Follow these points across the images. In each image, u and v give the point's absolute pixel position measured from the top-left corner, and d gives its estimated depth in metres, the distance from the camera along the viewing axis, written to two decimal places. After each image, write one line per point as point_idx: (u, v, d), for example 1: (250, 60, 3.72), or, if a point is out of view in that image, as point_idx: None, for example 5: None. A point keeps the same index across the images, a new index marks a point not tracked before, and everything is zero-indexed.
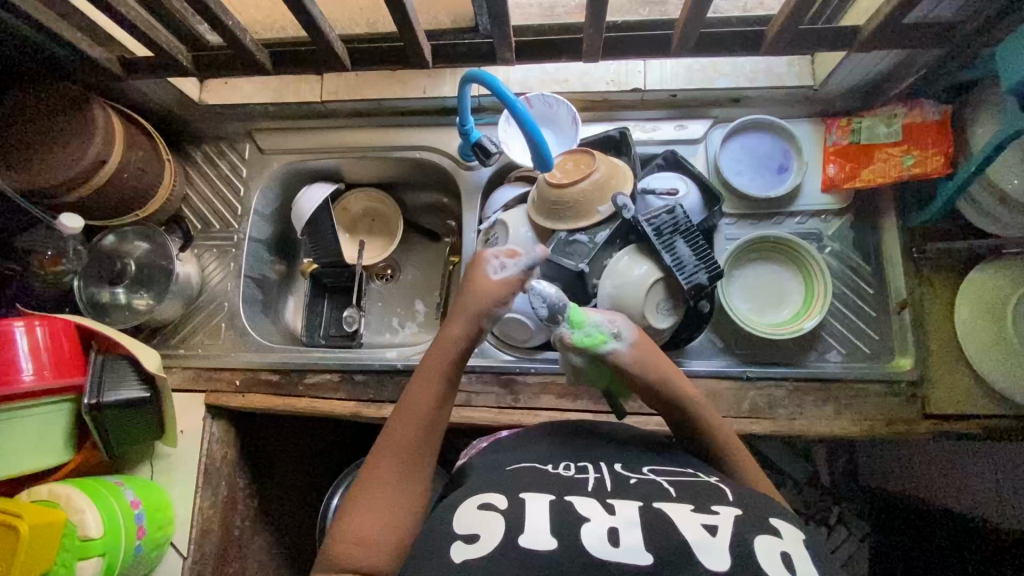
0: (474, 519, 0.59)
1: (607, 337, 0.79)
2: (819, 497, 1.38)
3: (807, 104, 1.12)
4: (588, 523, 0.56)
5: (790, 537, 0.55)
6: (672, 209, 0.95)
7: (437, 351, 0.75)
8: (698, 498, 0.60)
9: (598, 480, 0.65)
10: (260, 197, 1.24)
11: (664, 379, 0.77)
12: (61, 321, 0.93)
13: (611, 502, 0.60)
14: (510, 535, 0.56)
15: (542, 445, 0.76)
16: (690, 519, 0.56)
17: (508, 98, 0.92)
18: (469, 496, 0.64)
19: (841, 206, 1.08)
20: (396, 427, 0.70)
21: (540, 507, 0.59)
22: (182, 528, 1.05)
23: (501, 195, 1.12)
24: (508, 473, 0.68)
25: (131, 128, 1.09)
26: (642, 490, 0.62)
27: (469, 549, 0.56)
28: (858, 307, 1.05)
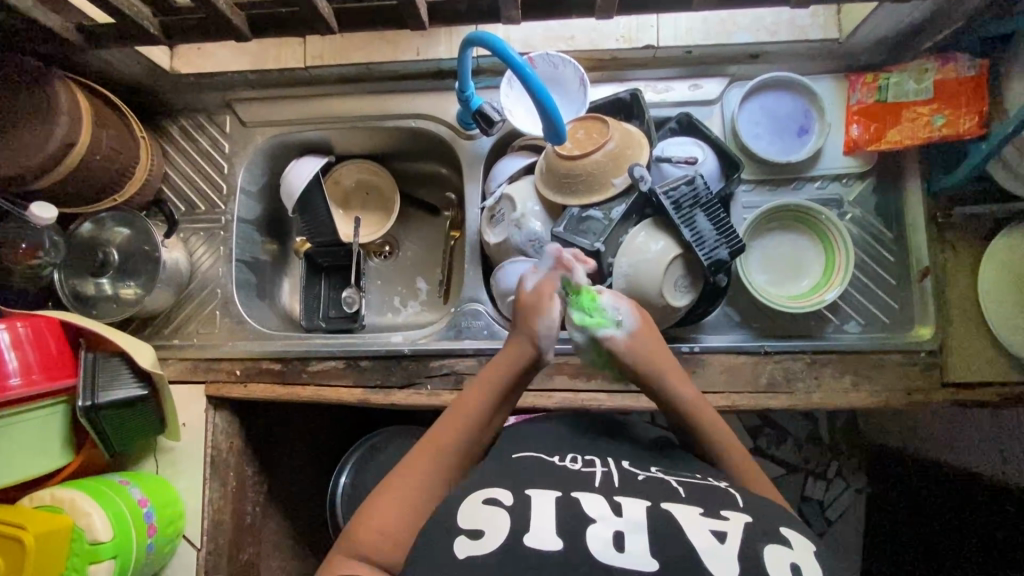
0: (478, 512, 0.56)
1: (607, 322, 0.77)
2: (820, 453, 1.33)
3: (830, 59, 1.05)
4: (594, 524, 0.55)
5: (801, 546, 0.54)
6: (691, 180, 0.90)
7: (499, 364, 0.74)
8: (706, 501, 0.58)
9: (605, 475, 0.63)
10: (246, 173, 1.16)
11: (658, 371, 0.76)
12: (44, 320, 0.88)
13: (619, 502, 0.58)
14: (516, 534, 0.54)
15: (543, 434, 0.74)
16: (698, 523, 0.54)
17: (516, 61, 0.84)
18: (472, 491, 0.60)
19: (863, 169, 1.03)
20: (442, 426, 0.68)
21: (546, 504, 0.57)
22: (194, 521, 1.03)
23: (505, 166, 1.05)
24: (512, 463, 0.65)
25: (98, 103, 0.99)
26: (652, 489, 0.60)
27: (474, 545, 0.54)
28: (878, 275, 1.02)
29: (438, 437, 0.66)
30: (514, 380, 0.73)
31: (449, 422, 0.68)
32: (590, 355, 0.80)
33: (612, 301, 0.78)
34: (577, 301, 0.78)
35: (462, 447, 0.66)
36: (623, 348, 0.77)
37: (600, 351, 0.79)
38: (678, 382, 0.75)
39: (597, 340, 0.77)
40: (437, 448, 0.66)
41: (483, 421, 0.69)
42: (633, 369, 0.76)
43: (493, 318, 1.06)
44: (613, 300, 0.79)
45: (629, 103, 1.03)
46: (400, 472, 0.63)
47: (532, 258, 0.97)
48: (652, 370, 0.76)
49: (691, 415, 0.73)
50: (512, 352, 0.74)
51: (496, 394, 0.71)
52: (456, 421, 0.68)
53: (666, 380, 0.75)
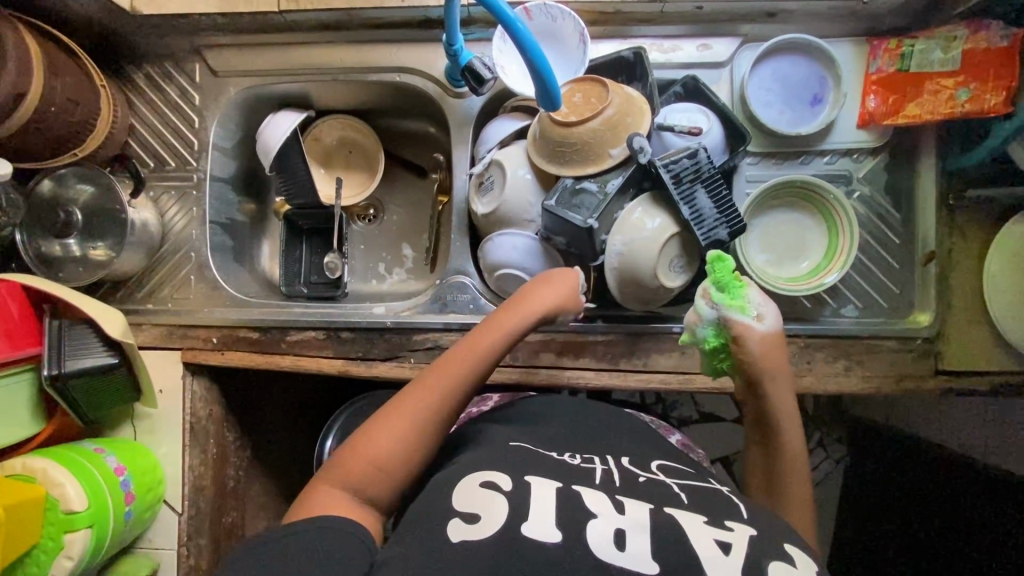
0: (475, 498, 0.61)
1: (748, 311, 0.76)
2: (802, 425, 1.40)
3: (853, 20, 0.97)
4: (596, 520, 0.57)
5: (804, 563, 0.55)
6: (694, 152, 0.83)
7: (496, 323, 0.76)
8: (711, 511, 0.61)
9: (606, 474, 0.67)
10: (219, 129, 1.08)
11: (769, 379, 0.76)
12: (3, 285, 0.84)
13: (622, 501, 0.61)
14: (515, 522, 0.57)
15: (568, 422, 0.80)
16: (698, 529, 0.57)
17: (506, 15, 0.75)
18: (472, 471, 0.65)
19: (876, 144, 0.96)
20: (439, 374, 0.71)
21: (545, 495, 0.61)
22: (174, 486, 1.02)
23: (495, 130, 0.98)
24: (513, 452, 0.70)
25: (50, 47, 0.90)
26: (652, 492, 0.64)
27: (468, 530, 0.57)
28: (882, 258, 0.98)
29: (414, 395, 0.69)
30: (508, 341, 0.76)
31: (435, 379, 0.71)
32: (706, 338, 0.78)
33: (759, 296, 0.77)
34: (724, 283, 0.77)
35: (436, 408, 0.69)
36: (745, 352, 0.76)
37: (726, 334, 0.77)
38: (779, 395, 0.76)
39: (729, 323, 0.76)
40: (413, 405, 0.68)
41: (461, 382, 0.71)
42: (745, 372, 0.76)
43: (480, 292, 1.02)
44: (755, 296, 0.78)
45: (631, 62, 0.97)
46: (395, 409, 0.68)
47: (522, 231, 0.93)
48: (764, 375, 0.76)
49: (781, 423, 0.76)
50: (509, 313, 0.78)
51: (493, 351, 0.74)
52: (442, 378, 0.71)
53: (773, 390, 0.76)
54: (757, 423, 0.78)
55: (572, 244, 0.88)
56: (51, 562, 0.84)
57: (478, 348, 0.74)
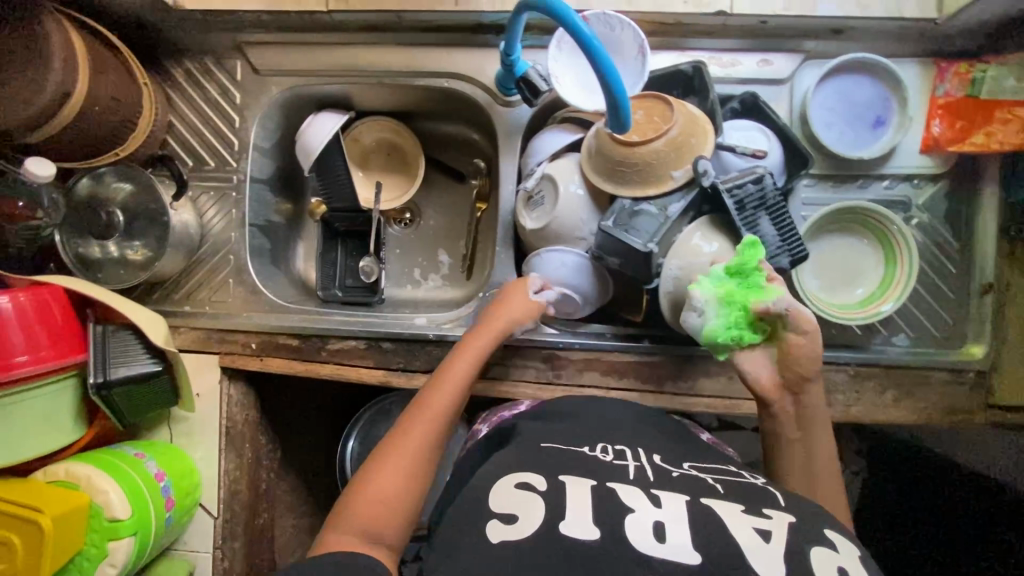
0: (512, 499, 0.60)
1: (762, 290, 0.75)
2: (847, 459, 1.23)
3: (922, 41, 0.93)
4: (634, 514, 0.56)
5: (848, 548, 0.54)
6: (760, 178, 0.80)
7: (470, 348, 0.85)
8: (748, 498, 0.60)
9: (639, 470, 0.65)
10: (260, 129, 1.05)
11: (816, 379, 0.74)
12: (48, 289, 0.81)
13: (657, 495, 0.60)
14: (550, 521, 0.56)
15: (599, 421, 0.77)
16: (739, 520, 0.56)
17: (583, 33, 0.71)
18: (505, 475, 0.64)
19: (938, 170, 0.94)
20: (429, 398, 0.77)
21: (580, 492, 0.60)
22: (210, 489, 1.02)
23: (545, 143, 0.95)
24: (538, 453, 0.68)
25: (93, 42, 0.87)
26: (688, 485, 0.62)
27: (507, 530, 0.57)
28: (937, 287, 0.96)
29: (409, 426, 0.73)
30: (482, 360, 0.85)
31: (426, 403, 0.77)
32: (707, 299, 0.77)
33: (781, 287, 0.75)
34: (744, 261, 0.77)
35: (434, 432, 0.74)
36: (801, 343, 0.73)
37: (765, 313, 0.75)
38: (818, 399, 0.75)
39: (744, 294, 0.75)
40: (409, 435, 0.72)
41: (449, 406, 0.77)
42: (797, 369, 0.73)
43: None
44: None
45: (689, 76, 0.94)
46: (395, 439, 0.72)
47: (570, 248, 0.91)
48: (811, 378, 0.74)
49: (818, 428, 0.75)
50: (482, 336, 0.87)
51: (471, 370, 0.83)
52: (432, 400, 0.77)
53: (814, 392, 0.74)
54: (797, 425, 0.75)
55: (626, 265, 0.86)
56: (94, 570, 0.83)
57: (460, 376, 0.81)
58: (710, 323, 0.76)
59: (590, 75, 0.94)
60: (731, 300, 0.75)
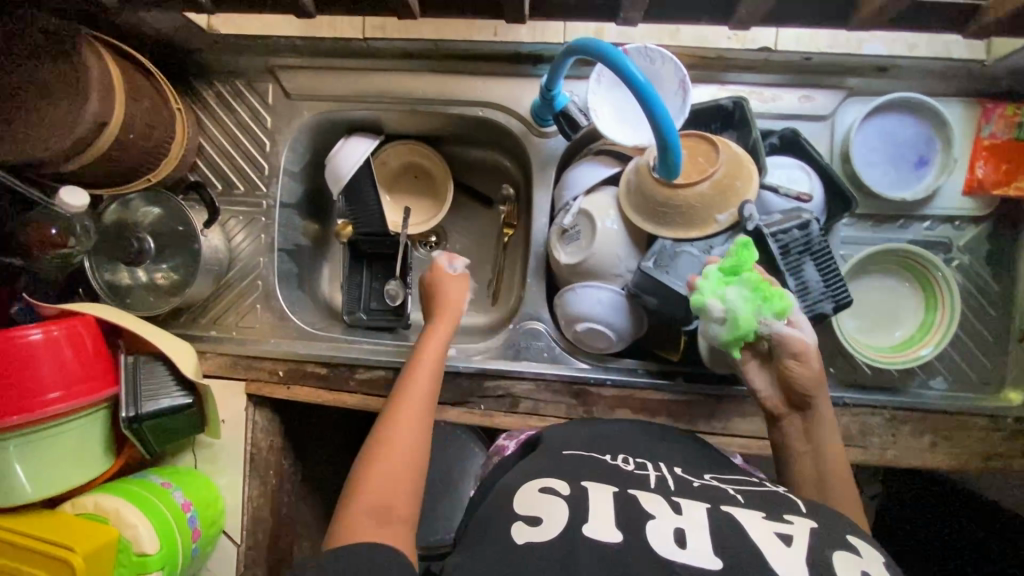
0: (535, 502, 0.62)
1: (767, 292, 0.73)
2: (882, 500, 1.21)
3: (967, 80, 0.92)
4: (653, 520, 0.57)
5: (870, 553, 0.53)
6: (806, 223, 0.79)
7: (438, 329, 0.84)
8: (768, 506, 0.60)
9: (660, 479, 0.66)
10: (290, 152, 1.04)
11: (819, 392, 0.73)
12: (81, 321, 0.80)
13: (678, 502, 0.60)
14: (574, 523, 0.57)
15: (605, 430, 0.79)
16: (757, 524, 0.56)
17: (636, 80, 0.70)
18: (529, 481, 0.66)
19: (981, 212, 0.92)
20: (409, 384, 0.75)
21: (603, 499, 0.61)
22: (234, 516, 1.01)
23: (581, 177, 0.93)
24: (563, 460, 0.70)
25: (128, 68, 0.85)
26: (706, 492, 0.62)
27: (532, 531, 0.58)
28: (976, 330, 0.94)
29: (397, 409, 0.72)
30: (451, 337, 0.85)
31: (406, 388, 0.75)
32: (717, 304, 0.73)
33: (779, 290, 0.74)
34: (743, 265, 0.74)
35: (423, 411, 0.72)
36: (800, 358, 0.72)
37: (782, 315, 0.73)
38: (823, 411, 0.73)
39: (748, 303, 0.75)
40: (403, 416, 0.71)
41: (431, 386, 0.76)
42: (800, 388, 0.72)
43: (554, 340, 0.99)
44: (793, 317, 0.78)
45: (729, 110, 0.92)
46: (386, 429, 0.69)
47: (606, 284, 0.90)
48: (815, 392, 0.72)
49: (824, 441, 0.73)
50: (446, 317, 0.86)
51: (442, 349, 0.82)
52: (413, 385, 0.75)
53: (819, 405, 0.73)
54: (803, 438, 0.74)
55: (664, 305, 0.85)
56: None
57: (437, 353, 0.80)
58: (737, 309, 0.72)
59: (628, 109, 0.92)
60: (755, 288, 0.73)
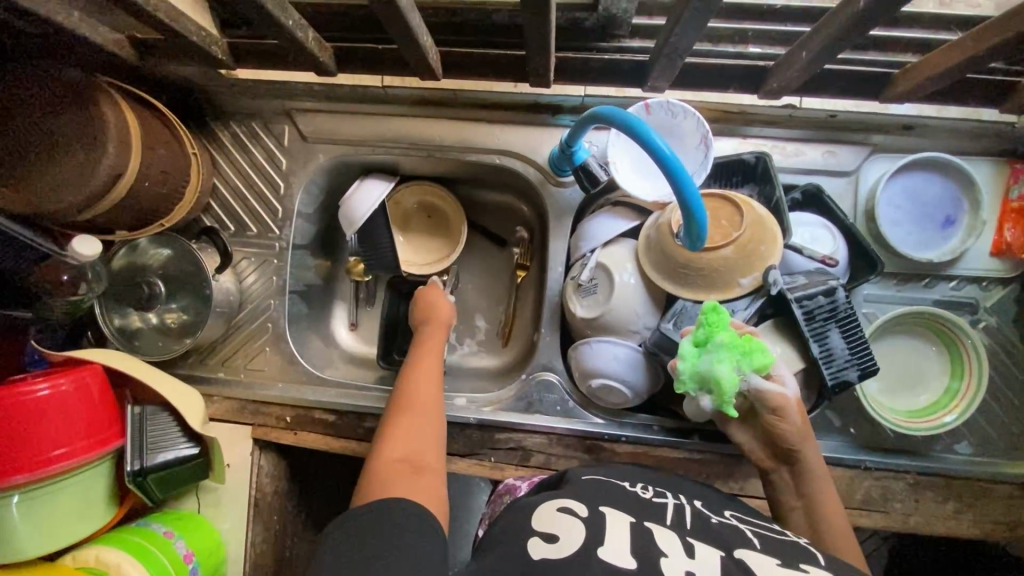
0: (555, 521, 0.61)
1: (755, 352, 0.70)
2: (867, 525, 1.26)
3: (995, 141, 0.90)
4: (666, 558, 0.56)
5: None
6: (832, 289, 0.77)
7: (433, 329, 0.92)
8: (784, 554, 0.59)
9: (677, 510, 0.66)
10: (304, 195, 1.03)
11: (805, 444, 0.75)
12: (88, 371, 0.78)
13: (692, 543, 0.59)
14: (589, 546, 0.56)
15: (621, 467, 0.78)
16: (773, 573, 0.55)
17: (662, 151, 0.67)
18: (549, 500, 0.65)
19: (1008, 274, 0.90)
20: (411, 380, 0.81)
21: (620, 526, 0.60)
22: (235, 565, 0.98)
23: (598, 229, 0.91)
24: (586, 483, 0.70)
25: (145, 114, 0.84)
26: (724, 535, 0.61)
27: (548, 548, 0.57)
28: (1003, 394, 0.92)
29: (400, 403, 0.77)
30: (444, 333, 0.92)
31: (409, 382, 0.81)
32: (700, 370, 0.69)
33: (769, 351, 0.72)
34: (721, 325, 0.70)
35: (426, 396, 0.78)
36: (786, 418, 0.73)
37: (764, 365, 0.70)
38: (811, 463, 0.75)
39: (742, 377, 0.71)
40: (409, 396, 0.78)
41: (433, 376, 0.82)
42: (785, 441, 0.75)
43: (567, 392, 0.96)
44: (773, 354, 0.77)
45: (751, 164, 0.91)
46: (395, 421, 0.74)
47: (622, 340, 0.87)
48: (801, 445, 0.75)
49: (816, 494, 0.74)
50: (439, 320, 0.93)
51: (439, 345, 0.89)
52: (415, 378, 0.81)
53: (808, 457, 0.75)
54: (795, 491, 0.76)
55: None
56: None
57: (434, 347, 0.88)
58: (719, 372, 0.68)
59: (648, 162, 0.91)
60: (735, 346, 0.69)
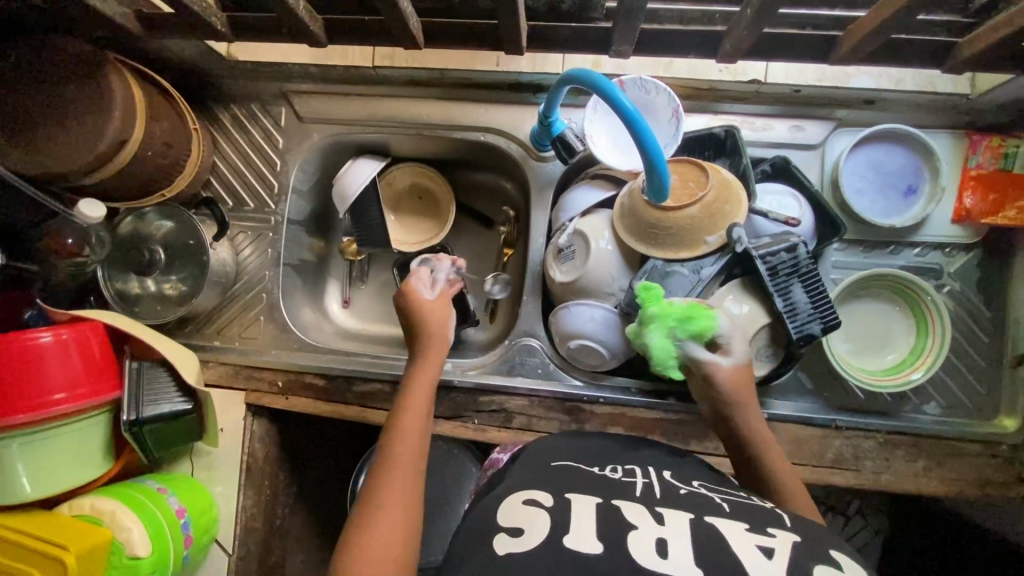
0: (520, 512, 0.60)
1: (693, 323, 0.76)
2: (845, 497, 1.29)
3: (955, 114, 0.95)
4: (636, 530, 0.56)
5: (853, 569, 0.52)
6: (793, 246, 0.81)
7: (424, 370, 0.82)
8: (752, 518, 0.59)
9: (646, 487, 0.66)
10: (300, 172, 1.09)
11: (740, 403, 0.75)
12: (89, 326, 0.82)
13: (660, 512, 0.59)
14: (555, 534, 0.56)
15: (591, 451, 0.77)
16: (737, 536, 0.55)
17: (625, 107, 0.74)
18: (514, 491, 0.65)
19: (971, 240, 0.94)
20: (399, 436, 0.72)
21: (586, 510, 0.60)
22: (227, 526, 1.01)
23: (577, 199, 0.96)
24: (553, 469, 0.69)
25: (151, 90, 0.91)
26: (692, 502, 0.62)
27: (514, 541, 0.57)
28: (969, 356, 0.95)
29: (383, 471, 0.68)
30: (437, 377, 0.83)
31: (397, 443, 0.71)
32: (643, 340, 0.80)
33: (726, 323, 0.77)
34: (654, 299, 0.80)
35: (415, 468, 0.69)
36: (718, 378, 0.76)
37: (710, 338, 0.78)
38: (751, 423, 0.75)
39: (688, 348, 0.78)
40: (394, 464, 0.69)
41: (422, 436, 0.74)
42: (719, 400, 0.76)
43: (548, 357, 1.00)
44: (734, 322, 0.81)
45: (721, 139, 0.96)
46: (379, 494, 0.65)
47: (599, 302, 0.91)
48: (734, 403, 0.75)
49: (757, 454, 0.72)
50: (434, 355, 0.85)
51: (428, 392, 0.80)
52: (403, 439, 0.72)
53: (745, 416, 0.75)
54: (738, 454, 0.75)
55: None
56: None
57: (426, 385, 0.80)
58: (649, 341, 0.79)
59: (623, 136, 0.96)
60: (669, 317, 0.78)
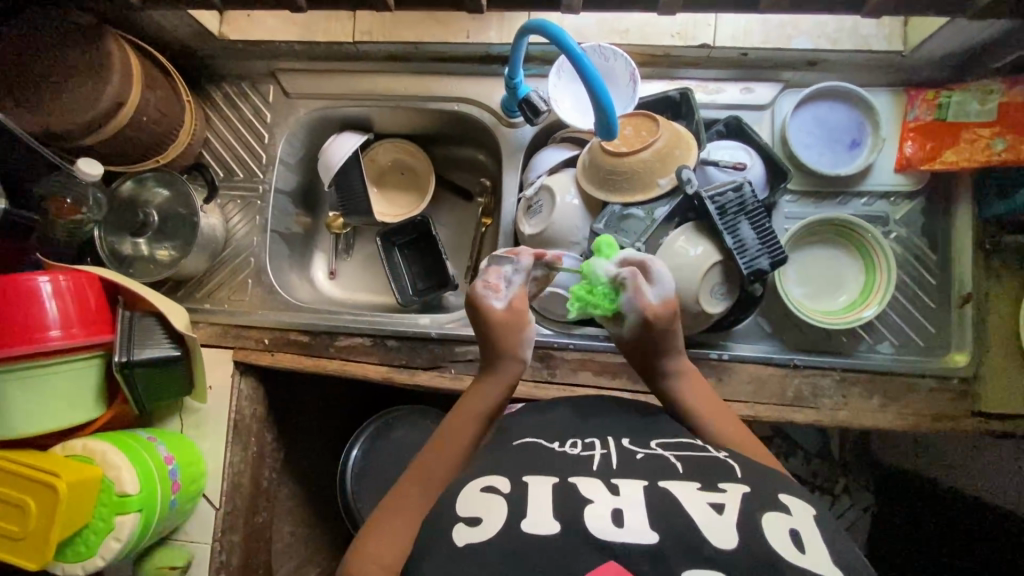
0: (476, 501, 0.57)
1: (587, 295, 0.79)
2: (827, 467, 1.31)
3: (890, 73, 1.03)
4: (592, 504, 0.54)
5: (799, 512, 0.55)
6: (739, 186, 0.88)
7: (479, 396, 0.73)
8: (704, 474, 0.59)
9: (604, 458, 0.62)
10: (286, 144, 1.16)
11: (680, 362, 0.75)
12: (85, 275, 0.89)
13: (617, 482, 0.57)
14: (512, 519, 0.54)
15: (553, 421, 0.70)
16: (694, 499, 0.54)
17: (574, 50, 0.82)
18: (472, 478, 0.61)
19: (913, 187, 1.00)
20: (429, 461, 0.68)
21: (541, 489, 0.57)
22: (214, 479, 1.04)
23: (543, 158, 1.04)
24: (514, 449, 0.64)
25: (148, 64, 0.99)
26: (649, 466, 0.60)
27: (472, 532, 0.54)
28: (916, 296, 1.00)
29: (402, 491, 0.66)
30: (494, 406, 0.73)
31: (424, 467, 0.67)
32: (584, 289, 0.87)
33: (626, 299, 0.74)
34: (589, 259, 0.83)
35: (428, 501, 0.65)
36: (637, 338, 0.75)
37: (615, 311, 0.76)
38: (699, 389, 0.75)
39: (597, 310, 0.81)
40: (415, 486, 0.66)
41: (456, 466, 0.68)
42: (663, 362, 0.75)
43: None
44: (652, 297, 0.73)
45: (677, 101, 1.03)
46: (390, 508, 0.65)
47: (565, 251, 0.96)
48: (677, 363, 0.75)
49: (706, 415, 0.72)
50: (496, 377, 0.74)
51: (477, 423, 0.71)
52: (430, 463, 0.68)
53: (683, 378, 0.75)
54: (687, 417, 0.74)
55: None
56: (100, 543, 0.86)
57: (478, 413, 0.72)
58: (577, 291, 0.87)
59: (585, 100, 1.03)
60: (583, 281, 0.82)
